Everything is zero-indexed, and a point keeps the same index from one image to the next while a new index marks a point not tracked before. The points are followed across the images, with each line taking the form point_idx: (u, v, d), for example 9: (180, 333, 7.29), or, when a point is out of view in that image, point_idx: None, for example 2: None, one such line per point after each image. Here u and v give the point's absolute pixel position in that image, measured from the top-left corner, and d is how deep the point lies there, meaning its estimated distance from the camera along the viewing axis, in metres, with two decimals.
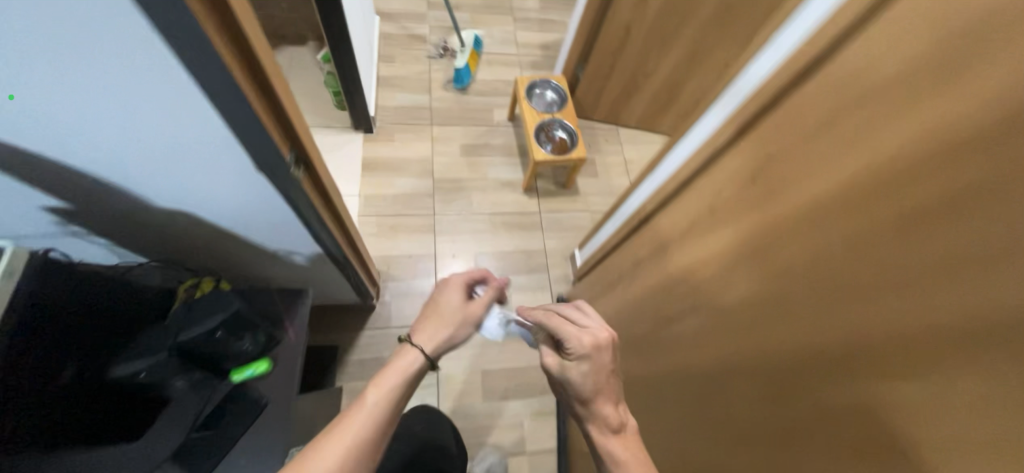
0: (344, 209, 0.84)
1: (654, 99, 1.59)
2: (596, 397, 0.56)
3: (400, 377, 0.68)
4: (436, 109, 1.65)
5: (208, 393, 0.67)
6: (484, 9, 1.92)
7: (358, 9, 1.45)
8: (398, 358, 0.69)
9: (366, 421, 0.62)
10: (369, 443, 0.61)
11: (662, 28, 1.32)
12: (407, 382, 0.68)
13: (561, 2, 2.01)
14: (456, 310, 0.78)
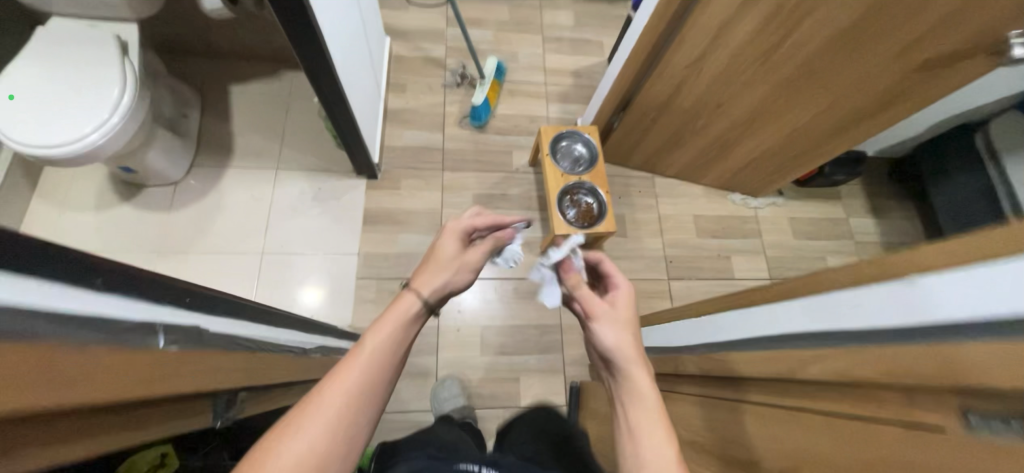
0: (308, 364, 0.73)
1: (701, 152, 1.38)
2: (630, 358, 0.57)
3: (397, 325, 0.61)
4: (449, 150, 1.47)
5: None
6: (511, 26, 1.69)
7: (364, 41, 1.26)
8: (396, 304, 0.63)
9: (365, 370, 0.55)
10: (372, 394, 0.54)
11: (719, 90, 1.12)
12: (406, 331, 0.61)
13: (599, 19, 1.76)
14: (452, 257, 0.73)
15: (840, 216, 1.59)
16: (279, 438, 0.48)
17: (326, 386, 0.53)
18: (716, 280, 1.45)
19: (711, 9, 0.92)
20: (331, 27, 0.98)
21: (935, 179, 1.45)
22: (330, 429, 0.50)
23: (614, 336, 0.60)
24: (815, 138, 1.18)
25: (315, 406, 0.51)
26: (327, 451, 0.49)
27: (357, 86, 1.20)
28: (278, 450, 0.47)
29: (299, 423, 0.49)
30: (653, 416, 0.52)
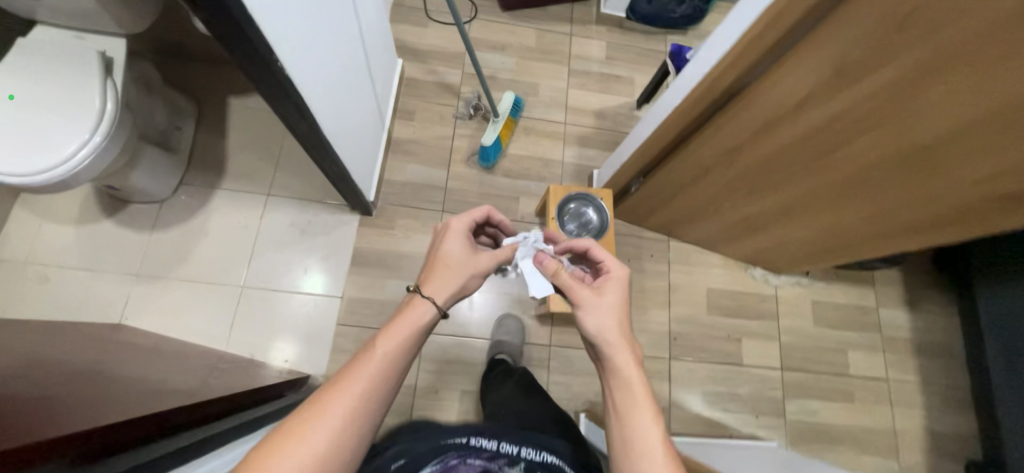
0: None
1: (724, 228, 1.25)
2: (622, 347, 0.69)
3: (411, 329, 0.69)
4: (452, 190, 1.37)
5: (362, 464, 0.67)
6: (535, 54, 1.55)
7: (369, 74, 1.15)
8: (411, 312, 0.70)
9: (377, 371, 0.62)
10: (385, 388, 0.62)
11: (750, 182, 0.99)
12: (419, 337, 0.69)
13: (632, 53, 1.61)
14: (464, 262, 0.78)
15: (869, 304, 1.45)
16: (302, 423, 0.56)
17: (341, 383, 0.60)
18: (722, 362, 1.35)
19: (756, 106, 0.78)
20: (327, 77, 0.88)
21: (990, 276, 1.26)
22: (347, 417, 0.58)
23: (605, 328, 0.70)
24: (854, 237, 1.05)
25: (334, 400, 0.58)
26: (343, 437, 0.57)
27: (355, 126, 1.10)
28: (303, 431, 0.55)
29: (320, 411, 0.57)
30: (639, 406, 0.63)
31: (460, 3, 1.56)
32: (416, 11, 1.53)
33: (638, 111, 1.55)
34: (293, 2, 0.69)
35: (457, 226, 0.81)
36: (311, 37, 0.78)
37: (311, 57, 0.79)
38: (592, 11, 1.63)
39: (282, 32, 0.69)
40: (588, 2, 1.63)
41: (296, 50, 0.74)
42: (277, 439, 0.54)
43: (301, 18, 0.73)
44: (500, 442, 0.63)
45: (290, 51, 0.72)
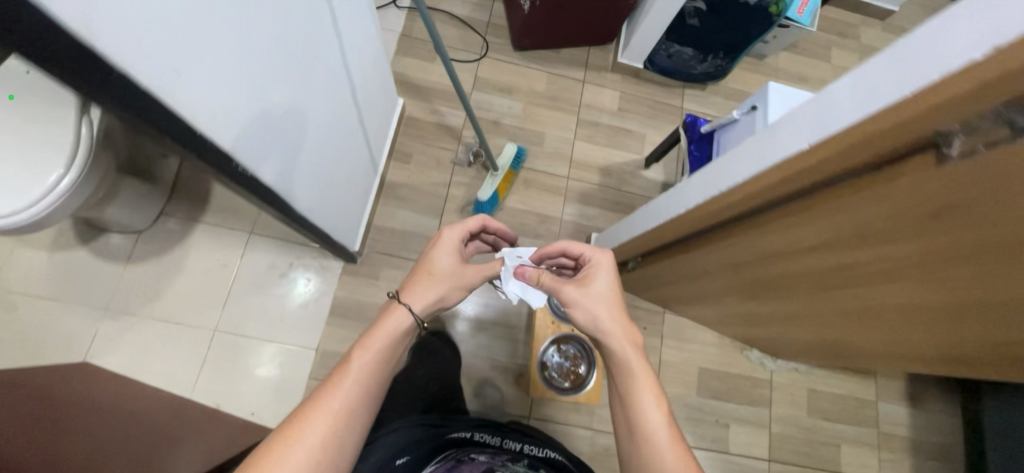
0: None
1: (722, 314, 1.18)
2: (616, 336, 0.68)
3: (392, 338, 0.67)
4: None
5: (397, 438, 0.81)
6: (544, 100, 1.48)
7: (360, 129, 1.07)
8: (388, 319, 0.67)
9: (357, 381, 0.61)
10: (369, 395, 0.62)
11: (752, 289, 0.92)
12: (398, 343, 0.67)
13: (646, 107, 1.53)
14: (448, 273, 0.74)
15: (869, 397, 1.38)
16: (286, 438, 0.56)
17: (321, 398, 0.59)
18: (707, 448, 1.29)
19: (759, 240, 0.71)
20: (310, 156, 0.80)
21: (1004, 392, 1.20)
22: (333, 428, 0.58)
23: (596, 320, 0.70)
24: (867, 350, 0.96)
25: (317, 413, 0.58)
26: (328, 446, 0.57)
27: (341, 185, 1.04)
28: (289, 447, 0.55)
29: (304, 424, 0.57)
30: (643, 394, 0.64)
31: (471, 39, 1.49)
32: (425, 45, 1.46)
33: (646, 169, 1.48)
34: (266, 104, 0.60)
35: (450, 236, 0.76)
36: (290, 128, 0.69)
37: (288, 146, 0.71)
38: (609, 57, 1.55)
39: (253, 139, 0.60)
40: (606, 48, 1.56)
41: (272, 147, 0.66)
42: (263, 455, 0.55)
43: (281, 115, 0.65)
44: (499, 439, 0.80)
45: (261, 151, 0.63)
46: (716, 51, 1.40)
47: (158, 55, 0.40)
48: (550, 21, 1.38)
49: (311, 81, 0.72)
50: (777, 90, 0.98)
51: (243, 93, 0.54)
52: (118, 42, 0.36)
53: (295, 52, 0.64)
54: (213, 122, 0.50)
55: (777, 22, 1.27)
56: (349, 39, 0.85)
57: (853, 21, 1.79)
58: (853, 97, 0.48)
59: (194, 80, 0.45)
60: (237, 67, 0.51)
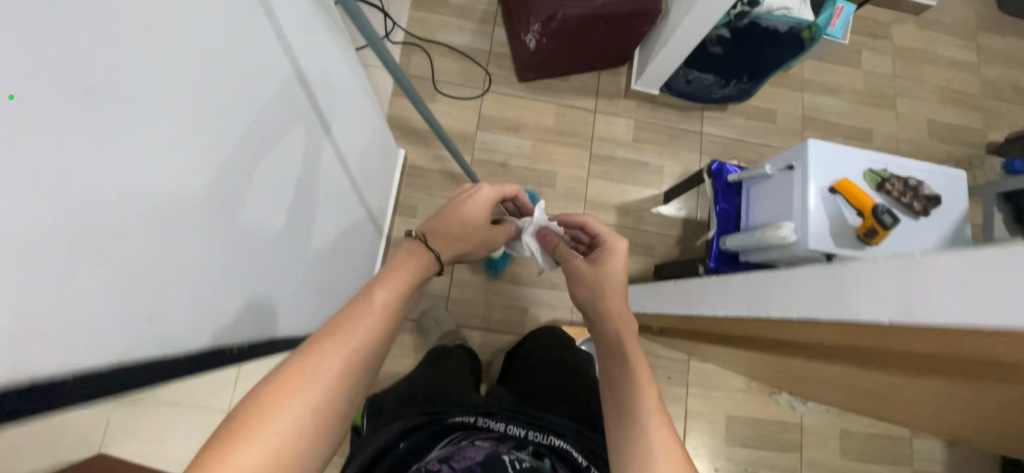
0: None
1: (753, 373, 1.13)
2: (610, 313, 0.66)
3: (405, 286, 0.61)
4: (454, 300, 1.27)
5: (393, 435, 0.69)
6: (554, 135, 1.38)
7: (361, 215, 1.00)
8: (405, 270, 0.62)
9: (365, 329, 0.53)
10: (375, 353, 0.54)
11: (791, 378, 0.86)
12: (407, 299, 0.60)
13: (663, 135, 1.43)
14: (473, 226, 0.75)
15: (902, 434, 1.33)
16: (284, 386, 0.45)
17: (329, 345, 0.50)
18: None
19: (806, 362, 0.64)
20: (301, 287, 0.75)
21: None
22: (335, 377, 0.48)
23: (596, 299, 0.68)
24: (921, 422, 0.89)
25: (320, 360, 0.48)
26: (328, 400, 0.47)
27: (346, 277, 0.97)
28: (289, 397, 0.45)
29: (303, 377, 0.47)
30: (633, 355, 0.59)
31: (473, 72, 1.37)
32: (423, 82, 1.35)
33: (665, 205, 1.39)
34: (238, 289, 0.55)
35: (483, 191, 0.75)
36: (271, 284, 0.65)
37: (269, 293, 0.65)
38: (621, 82, 1.43)
39: (222, 310, 0.53)
40: (618, 71, 1.44)
41: (247, 303, 0.59)
42: (249, 412, 0.43)
43: (257, 265, 0.60)
44: (507, 425, 0.70)
45: (234, 320, 0.56)
46: (740, 77, 1.27)
47: (125, 184, 0.35)
48: (557, 52, 1.26)
49: (293, 205, 0.67)
50: (817, 148, 0.89)
51: (213, 236, 0.48)
52: (82, 166, 0.31)
53: (273, 178, 0.60)
54: (173, 286, 0.43)
55: (811, 45, 1.15)
56: (340, 140, 0.80)
57: (884, 19, 1.64)
58: (939, 296, 0.40)
59: (159, 217, 0.40)
60: (208, 201, 0.46)
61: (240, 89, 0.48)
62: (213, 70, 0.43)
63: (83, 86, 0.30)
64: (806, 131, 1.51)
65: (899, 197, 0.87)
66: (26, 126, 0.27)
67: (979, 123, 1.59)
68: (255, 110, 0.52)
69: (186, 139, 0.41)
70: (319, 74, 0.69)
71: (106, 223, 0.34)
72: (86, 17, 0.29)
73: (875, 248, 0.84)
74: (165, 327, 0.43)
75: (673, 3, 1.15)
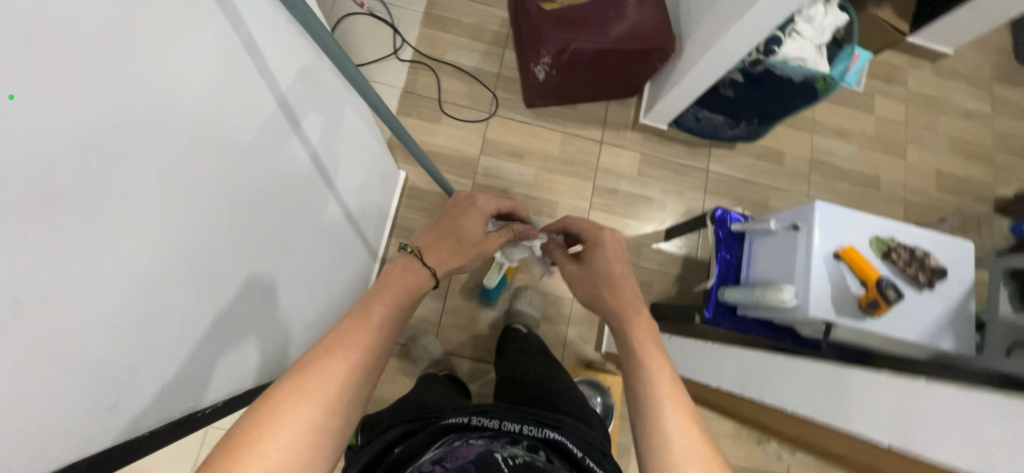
0: None
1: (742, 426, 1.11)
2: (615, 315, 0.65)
3: (404, 294, 0.62)
4: (445, 328, 1.25)
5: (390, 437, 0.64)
6: (558, 164, 1.36)
7: (356, 247, 0.98)
8: (404, 279, 0.63)
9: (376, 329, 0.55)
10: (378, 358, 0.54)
11: None
12: (408, 307, 0.61)
13: (668, 171, 1.41)
14: (472, 243, 0.78)
15: None
16: (301, 383, 0.46)
17: (333, 352, 0.50)
18: None
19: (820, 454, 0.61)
20: (286, 332, 0.73)
21: None
22: (350, 374, 0.49)
23: (603, 301, 0.68)
24: None
25: (337, 357, 0.49)
26: (335, 407, 0.47)
27: (336, 306, 0.95)
28: (304, 394, 0.46)
29: (309, 386, 0.46)
30: (650, 352, 0.57)
31: (480, 95, 1.35)
32: (429, 102, 1.32)
33: (665, 242, 1.37)
34: (217, 346, 0.54)
35: (479, 201, 0.80)
36: (251, 337, 0.63)
37: (252, 338, 0.64)
38: (629, 113, 1.41)
39: (210, 349, 0.53)
40: (627, 102, 1.41)
41: (231, 348, 0.58)
42: (256, 421, 0.43)
43: (238, 321, 0.58)
44: (501, 421, 0.64)
45: (209, 374, 0.55)
46: (752, 119, 1.23)
47: (119, 195, 0.36)
48: (566, 83, 1.23)
49: (284, 245, 0.67)
50: (823, 212, 0.87)
51: (207, 262, 0.49)
52: (78, 171, 0.32)
53: (264, 215, 0.59)
54: (166, 310, 0.44)
55: (825, 95, 1.12)
56: (334, 175, 0.79)
57: (900, 63, 1.61)
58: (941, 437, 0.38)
59: (154, 232, 0.40)
60: (205, 224, 0.47)
61: (240, 114, 0.50)
62: (222, 118, 0.46)
63: (85, 95, 0.31)
64: (813, 174, 1.49)
65: (903, 268, 0.85)
66: (26, 125, 0.28)
67: (989, 176, 1.56)
68: (254, 136, 0.53)
69: (187, 161, 0.42)
70: (314, 113, 0.68)
71: (97, 230, 0.34)
72: (102, 50, 0.32)
73: (878, 319, 0.82)
74: (153, 358, 0.43)
75: (687, 43, 1.12)
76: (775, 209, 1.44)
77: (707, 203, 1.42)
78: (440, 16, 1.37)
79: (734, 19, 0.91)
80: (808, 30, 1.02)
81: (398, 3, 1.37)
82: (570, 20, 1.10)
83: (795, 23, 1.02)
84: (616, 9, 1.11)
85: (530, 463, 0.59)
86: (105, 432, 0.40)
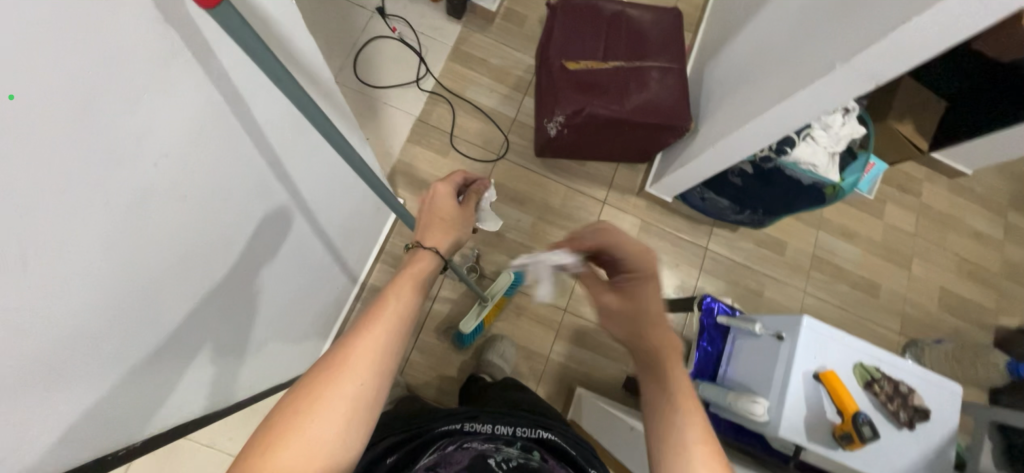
0: None
1: None
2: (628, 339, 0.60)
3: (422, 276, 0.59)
4: (413, 364, 1.22)
5: (383, 449, 0.64)
6: (558, 217, 1.35)
7: (335, 273, 0.96)
8: (417, 262, 0.60)
9: (402, 316, 0.52)
10: (402, 336, 0.52)
11: None
12: (427, 287, 0.58)
13: (666, 242, 1.39)
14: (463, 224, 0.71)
15: None
16: (330, 373, 0.46)
17: (357, 337, 0.49)
18: None
19: None
20: (243, 359, 0.70)
21: None
22: (376, 365, 0.48)
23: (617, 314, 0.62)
24: None
25: (365, 345, 0.48)
26: (364, 391, 0.46)
27: (303, 329, 0.92)
28: (333, 385, 0.45)
29: (334, 374, 0.46)
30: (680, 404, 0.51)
31: (492, 136, 1.35)
32: (441, 134, 1.33)
33: None
34: (167, 370, 0.51)
35: (438, 187, 0.70)
36: (209, 366, 0.61)
37: (202, 380, 0.60)
38: (637, 179, 1.41)
39: (131, 412, 0.48)
40: (637, 168, 1.41)
41: (165, 408, 0.54)
42: (292, 410, 0.44)
43: (199, 347, 0.56)
44: (494, 425, 0.66)
45: (158, 408, 0.52)
46: (755, 209, 1.19)
47: (80, 214, 0.33)
48: (578, 142, 1.23)
49: (256, 290, 0.65)
50: (810, 329, 0.83)
51: (152, 315, 0.45)
52: (31, 184, 0.29)
53: (235, 277, 0.57)
54: (94, 353, 0.39)
55: (833, 200, 1.11)
56: (325, 214, 0.77)
57: (916, 174, 1.60)
58: None
59: (109, 260, 0.37)
60: (161, 272, 0.43)
61: (232, 172, 0.48)
62: (227, 126, 0.44)
63: (79, 109, 0.30)
64: (814, 270, 1.46)
65: (885, 403, 0.81)
66: (10, 125, 0.26)
67: (993, 303, 1.52)
68: (261, 150, 0.52)
69: (182, 166, 0.40)
70: (313, 165, 0.66)
71: (62, 232, 0.32)
72: (111, 52, 0.31)
73: (847, 452, 0.79)
74: (50, 430, 0.37)
75: (703, 125, 1.12)
76: (769, 300, 1.41)
77: (701, 281, 1.39)
78: (467, 53, 1.39)
79: (752, 115, 0.90)
80: (824, 137, 1.03)
81: (429, 34, 1.39)
82: (588, 84, 1.10)
83: (813, 128, 1.03)
84: (637, 80, 1.11)
85: (524, 465, 0.60)
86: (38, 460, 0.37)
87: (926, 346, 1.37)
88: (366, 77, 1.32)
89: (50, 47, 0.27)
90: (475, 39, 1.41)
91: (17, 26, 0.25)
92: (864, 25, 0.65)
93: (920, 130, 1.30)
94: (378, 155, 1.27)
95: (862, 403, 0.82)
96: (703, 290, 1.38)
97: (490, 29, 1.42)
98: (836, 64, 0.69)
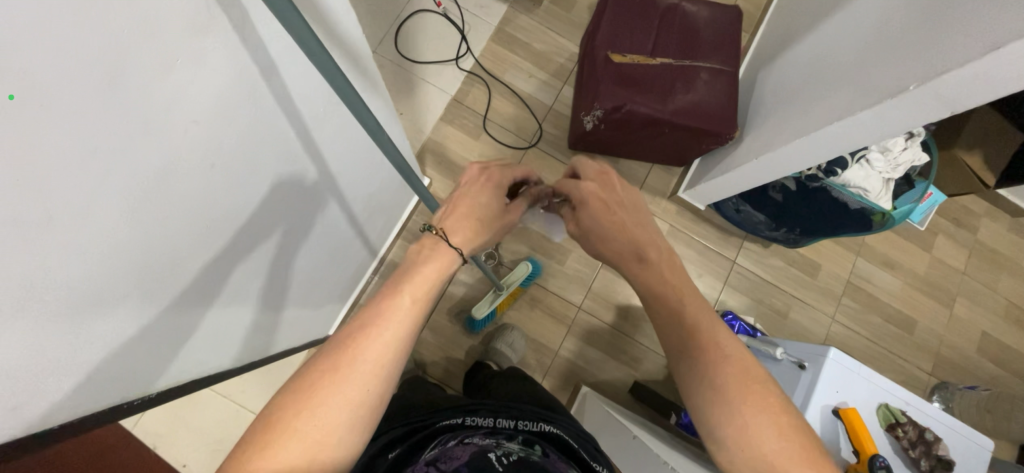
0: None
1: None
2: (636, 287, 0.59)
3: (431, 275, 0.54)
4: (423, 343, 1.24)
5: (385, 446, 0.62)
6: None
7: (356, 246, 0.97)
8: (433, 262, 0.54)
9: (402, 328, 0.49)
10: (405, 341, 0.50)
11: None
12: (438, 287, 0.54)
13: (692, 251, 1.35)
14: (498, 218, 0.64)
15: None
16: (327, 377, 0.45)
17: (357, 343, 0.47)
18: None
19: None
20: (257, 324, 0.72)
21: None
22: (375, 372, 0.47)
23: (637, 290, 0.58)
24: None
25: (358, 363, 0.46)
26: (365, 398, 0.46)
27: (321, 297, 0.94)
28: (330, 389, 0.45)
29: (334, 380, 0.45)
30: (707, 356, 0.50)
31: (525, 122, 1.32)
32: (474, 116, 1.31)
33: None
34: (178, 331, 0.52)
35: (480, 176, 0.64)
36: (224, 327, 0.62)
37: (216, 340, 0.62)
38: (670, 183, 1.36)
39: (140, 370, 0.49)
40: (671, 172, 1.36)
41: (175, 365, 0.56)
42: (290, 413, 0.44)
43: (209, 309, 0.56)
44: (495, 419, 0.65)
45: (167, 364, 0.54)
46: (793, 228, 1.12)
47: (100, 193, 0.33)
48: (613, 139, 1.19)
49: (274, 260, 0.65)
50: (835, 361, 0.79)
51: (167, 279, 0.46)
52: (45, 166, 0.28)
53: (251, 248, 0.58)
54: (115, 314, 0.41)
55: (877, 228, 1.05)
56: (349, 191, 0.77)
57: (976, 208, 1.48)
58: None
59: (133, 228, 0.38)
60: (178, 241, 0.44)
61: (257, 144, 0.48)
62: (253, 94, 0.43)
63: (98, 95, 0.29)
64: (845, 297, 1.39)
65: (907, 448, 0.76)
66: (9, 127, 0.25)
67: None
68: (287, 122, 0.51)
69: (206, 136, 0.40)
70: (340, 141, 0.65)
71: (82, 207, 0.32)
72: (126, 28, 0.29)
73: None
74: (64, 386, 0.39)
75: (747, 134, 1.07)
76: (793, 323, 1.35)
77: (723, 295, 1.34)
78: (511, 35, 1.36)
79: (803, 131, 0.84)
80: (880, 162, 0.98)
81: (474, 12, 1.36)
82: (631, 79, 1.05)
83: (869, 150, 0.97)
84: (683, 79, 1.06)
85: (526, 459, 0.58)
86: (55, 409, 0.39)
87: (958, 390, 1.31)
88: (406, 50, 1.31)
89: (60, 34, 0.26)
90: (520, 21, 1.37)
91: (17, 27, 0.23)
92: (948, 46, 0.59)
93: (987, 163, 1.20)
94: (409, 132, 1.27)
95: (881, 445, 0.78)
96: (725, 304, 1.34)
97: (537, 11, 1.38)
98: (909, 85, 0.63)
